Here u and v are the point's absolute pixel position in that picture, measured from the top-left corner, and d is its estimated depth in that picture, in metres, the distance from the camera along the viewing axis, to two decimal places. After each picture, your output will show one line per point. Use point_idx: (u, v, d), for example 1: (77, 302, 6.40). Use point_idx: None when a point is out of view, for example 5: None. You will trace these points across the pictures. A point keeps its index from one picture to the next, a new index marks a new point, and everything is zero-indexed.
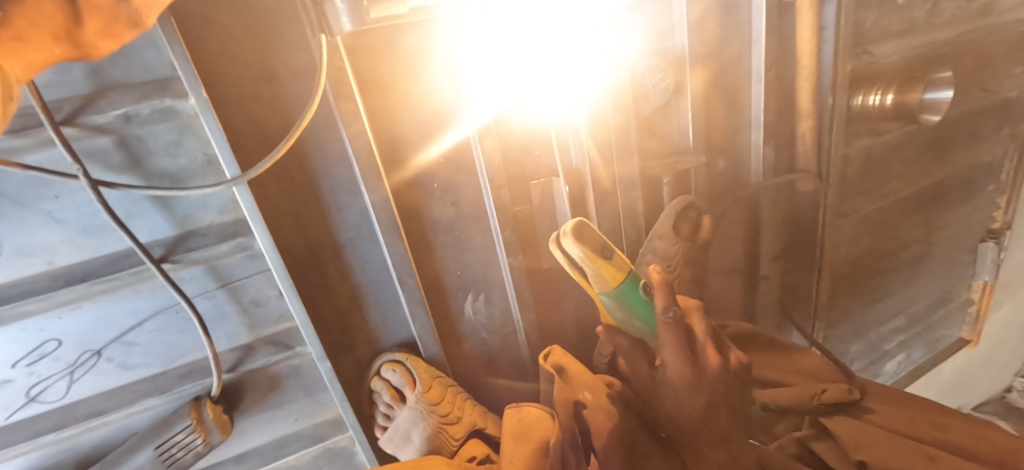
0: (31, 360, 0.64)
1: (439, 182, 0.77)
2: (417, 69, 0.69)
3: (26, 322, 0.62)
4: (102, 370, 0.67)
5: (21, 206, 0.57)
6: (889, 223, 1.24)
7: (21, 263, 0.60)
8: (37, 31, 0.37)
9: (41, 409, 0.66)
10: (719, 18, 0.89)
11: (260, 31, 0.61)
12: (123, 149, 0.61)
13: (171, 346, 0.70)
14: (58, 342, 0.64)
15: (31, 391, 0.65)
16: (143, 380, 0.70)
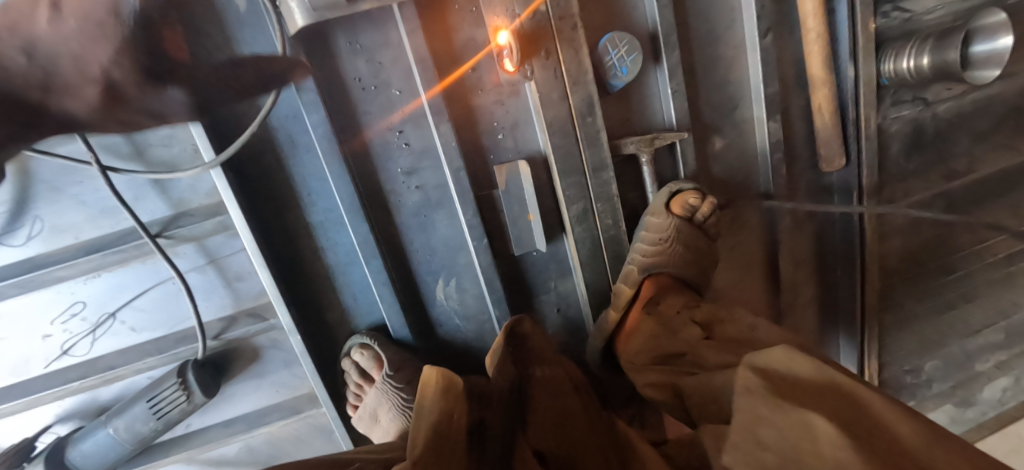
0: (66, 318, 0.77)
1: (403, 167, 0.80)
2: (375, 59, 0.75)
3: (61, 286, 0.76)
4: (116, 331, 0.79)
5: (55, 190, 0.71)
6: (958, 211, 1.04)
7: (57, 237, 0.73)
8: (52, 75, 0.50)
9: (71, 362, 0.79)
10: None
11: (232, 35, 0.71)
12: (129, 141, 0.73)
13: (171, 313, 0.80)
14: (84, 305, 0.77)
15: (64, 345, 0.78)
16: (149, 343, 0.80)
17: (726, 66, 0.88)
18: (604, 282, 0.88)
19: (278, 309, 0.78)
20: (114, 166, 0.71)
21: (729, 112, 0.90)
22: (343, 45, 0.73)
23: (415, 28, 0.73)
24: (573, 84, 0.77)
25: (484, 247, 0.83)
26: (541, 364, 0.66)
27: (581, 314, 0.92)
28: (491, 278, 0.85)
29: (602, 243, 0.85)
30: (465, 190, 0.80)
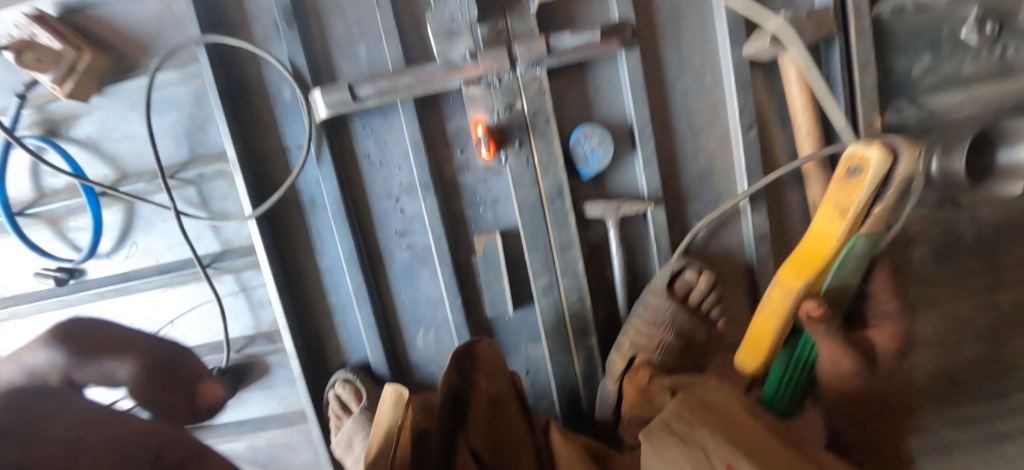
0: (141, 318, 1.00)
1: (397, 229, 0.94)
2: (382, 140, 0.90)
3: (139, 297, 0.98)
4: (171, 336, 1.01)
5: (145, 224, 0.95)
6: (983, 325, 0.95)
7: (146, 260, 0.96)
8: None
9: (142, 355, 1.03)
10: (680, 81, 0.89)
11: (275, 118, 0.90)
12: (199, 194, 0.93)
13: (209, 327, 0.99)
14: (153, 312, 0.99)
15: (137, 342, 1.02)
16: (194, 347, 1.01)
17: (707, 158, 0.91)
18: (568, 351, 0.94)
19: (284, 336, 0.95)
20: (185, 212, 0.92)
21: (710, 202, 0.93)
22: (358, 129, 0.90)
23: (413, 118, 0.87)
24: (544, 170, 0.86)
25: (458, 305, 0.94)
26: (488, 376, 0.78)
27: (547, 379, 0.97)
28: (463, 333, 0.95)
29: (566, 314, 0.91)
30: (445, 253, 0.92)
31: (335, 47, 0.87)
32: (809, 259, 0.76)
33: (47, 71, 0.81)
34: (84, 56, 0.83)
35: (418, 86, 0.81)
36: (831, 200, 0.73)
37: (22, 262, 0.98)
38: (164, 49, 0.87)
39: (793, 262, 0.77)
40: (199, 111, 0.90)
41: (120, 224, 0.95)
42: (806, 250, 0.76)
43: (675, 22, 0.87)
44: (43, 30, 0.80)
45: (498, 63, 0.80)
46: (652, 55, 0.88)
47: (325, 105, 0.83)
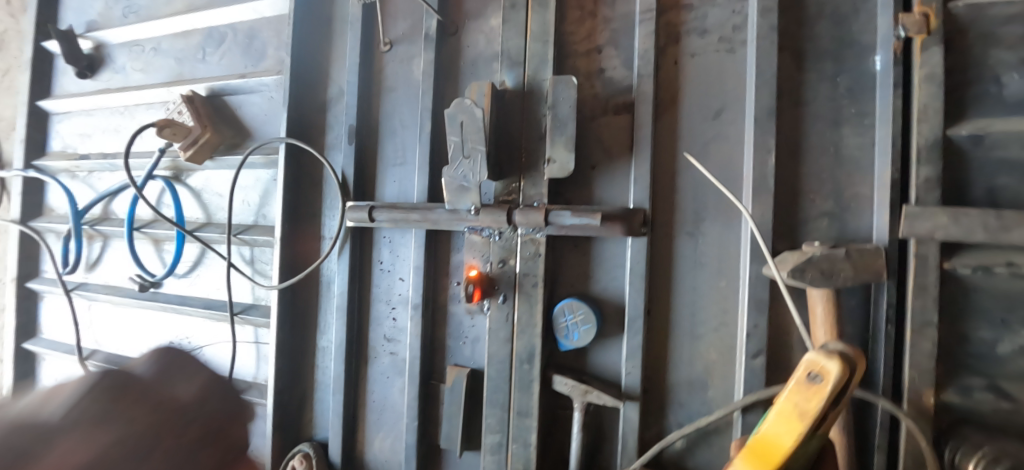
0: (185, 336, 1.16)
1: (386, 333, 0.99)
2: (395, 253, 0.98)
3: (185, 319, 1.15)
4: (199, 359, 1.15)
5: (208, 265, 1.13)
6: None
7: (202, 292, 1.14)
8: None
9: None
10: (690, 277, 0.82)
11: (320, 208, 1.04)
12: (251, 253, 1.10)
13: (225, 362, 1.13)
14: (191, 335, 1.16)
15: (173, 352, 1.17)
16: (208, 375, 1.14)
17: (704, 366, 0.82)
18: None
19: (269, 395, 1.04)
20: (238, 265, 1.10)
21: (697, 414, 0.82)
22: (378, 238, 0.99)
23: (420, 243, 0.93)
24: (519, 331, 0.85)
25: (414, 426, 0.95)
26: None
27: None
28: (411, 454, 0.95)
29: None
30: (415, 374, 0.94)
31: (382, 165, 1.00)
32: (763, 461, 0.54)
33: (179, 141, 1.05)
34: (207, 133, 1.06)
35: (428, 222, 0.89)
36: (786, 398, 0.55)
37: (123, 264, 1.23)
38: (263, 138, 1.07)
39: (744, 457, 0.56)
40: (271, 188, 1.08)
41: (194, 258, 1.15)
42: (757, 448, 0.55)
43: (695, 216, 0.82)
44: (187, 112, 1.06)
45: (496, 221, 0.84)
46: (664, 245, 0.83)
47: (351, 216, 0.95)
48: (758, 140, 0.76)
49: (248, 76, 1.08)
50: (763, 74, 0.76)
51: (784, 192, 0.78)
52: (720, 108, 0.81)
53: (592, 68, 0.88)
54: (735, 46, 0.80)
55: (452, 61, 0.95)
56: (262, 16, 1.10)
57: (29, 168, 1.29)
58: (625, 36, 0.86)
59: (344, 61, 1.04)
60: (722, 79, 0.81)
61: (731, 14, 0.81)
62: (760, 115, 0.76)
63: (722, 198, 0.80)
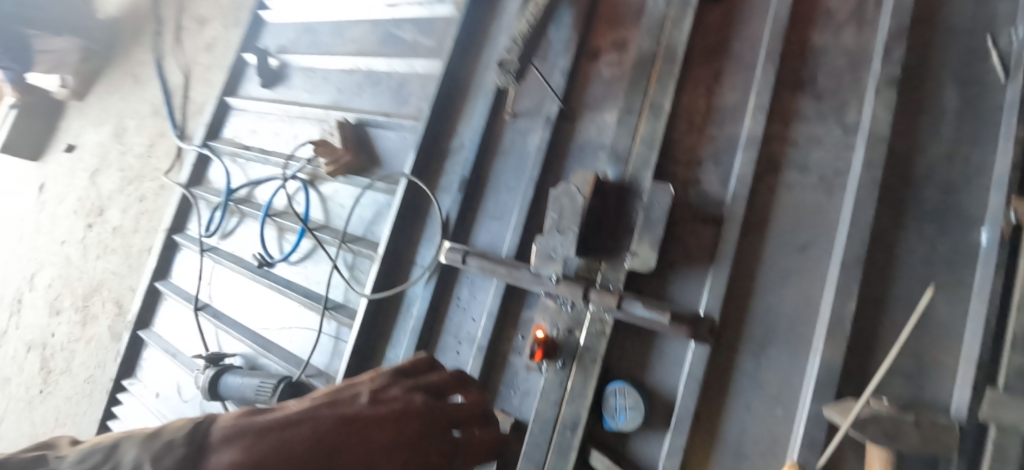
0: (279, 315, 1.31)
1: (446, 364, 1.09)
2: (474, 294, 1.08)
3: (286, 301, 1.30)
4: (285, 337, 1.29)
5: (315, 261, 1.29)
6: None
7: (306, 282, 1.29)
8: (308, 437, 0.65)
9: (265, 335, 1.32)
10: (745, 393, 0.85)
11: (419, 238, 1.18)
12: (353, 261, 1.24)
13: (305, 348, 1.25)
14: (286, 315, 1.30)
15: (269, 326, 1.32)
16: (288, 354, 1.26)
17: None
18: None
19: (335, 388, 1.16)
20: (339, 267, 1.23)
21: None
22: (462, 278, 1.10)
23: (498, 292, 1.03)
24: (569, 399, 0.91)
25: None
26: None
27: None
28: None
29: None
30: None
31: (482, 217, 1.12)
32: None
33: (327, 159, 1.25)
34: (349, 156, 1.24)
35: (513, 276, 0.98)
36: None
37: (249, 240, 1.43)
38: (390, 169, 1.25)
39: None
40: (385, 209, 1.23)
41: (305, 252, 1.31)
42: None
43: (763, 339, 0.85)
44: (338, 135, 1.27)
45: (572, 295, 0.91)
46: (726, 356, 0.88)
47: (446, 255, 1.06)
48: (842, 284, 0.78)
49: (392, 116, 1.27)
50: (858, 223, 0.79)
51: (858, 338, 0.79)
52: (807, 242, 0.85)
53: (688, 178, 0.97)
54: (833, 189, 0.85)
55: (564, 145, 1.09)
56: (416, 70, 1.30)
57: (205, 147, 1.58)
58: (726, 156, 0.94)
59: (471, 121, 1.19)
60: (816, 218, 0.85)
61: (834, 160, 0.86)
62: (848, 261, 0.79)
63: (792, 328, 0.83)
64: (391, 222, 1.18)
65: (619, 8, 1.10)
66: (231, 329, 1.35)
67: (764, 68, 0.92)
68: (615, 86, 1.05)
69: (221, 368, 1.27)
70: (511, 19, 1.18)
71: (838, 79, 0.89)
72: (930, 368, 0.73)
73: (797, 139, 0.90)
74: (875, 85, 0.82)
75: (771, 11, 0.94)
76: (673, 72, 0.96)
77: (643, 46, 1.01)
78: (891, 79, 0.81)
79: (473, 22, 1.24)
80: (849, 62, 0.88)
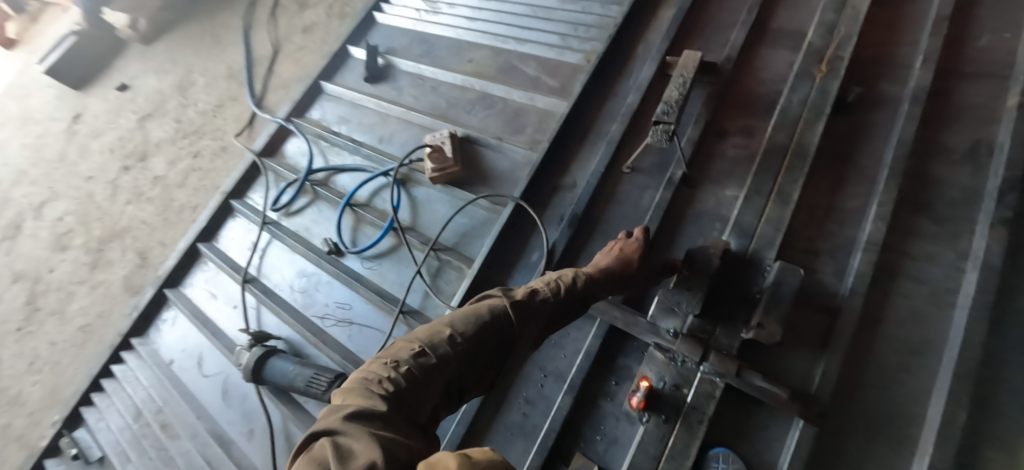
0: (343, 306, 1.25)
1: (527, 394, 1.07)
2: (570, 331, 1.08)
3: (353, 295, 1.25)
4: (343, 330, 1.22)
5: (396, 263, 1.25)
6: None
7: (378, 279, 1.26)
8: (613, 262, 0.87)
9: (319, 323, 1.25)
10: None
11: (515, 262, 1.18)
12: (437, 269, 1.22)
13: (366, 345, 1.18)
14: (349, 307, 1.25)
15: (325, 314, 1.26)
16: (344, 348, 1.20)
17: None
18: None
19: None
20: (421, 274, 1.20)
21: None
22: None
23: (599, 334, 1.04)
24: (670, 456, 0.90)
25: None
26: None
27: None
28: None
29: None
30: (546, 445, 0.98)
31: (586, 256, 1.14)
32: None
33: (434, 165, 1.26)
34: (455, 168, 1.27)
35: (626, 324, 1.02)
36: None
37: (320, 226, 1.40)
38: (494, 190, 1.26)
39: None
40: (481, 227, 1.23)
41: (383, 250, 1.28)
42: None
43: (869, 433, 0.90)
44: (450, 145, 1.28)
45: (690, 354, 0.93)
46: (834, 443, 0.91)
47: None
48: (952, 392, 0.86)
49: (505, 140, 1.29)
50: (970, 339, 0.89)
51: (963, 450, 0.84)
52: (920, 350, 0.93)
53: (807, 265, 1.03)
54: (944, 304, 0.94)
55: (682, 208, 1.12)
56: (535, 103, 1.33)
57: (290, 123, 1.57)
58: (843, 254, 1.01)
59: (586, 163, 1.22)
60: (927, 331, 0.94)
61: (945, 279, 0.96)
62: (959, 372, 0.87)
63: (899, 425, 0.90)
64: (492, 238, 1.18)
65: (751, 99, 1.20)
66: (281, 312, 1.28)
67: (889, 182, 1.02)
68: (741, 167, 1.12)
69: (267, 351, 1.18)
70: (642, 80, 1.24)
71: (952, 208, 1.01)
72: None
73: (914, 254, 1.00)
74: (988, 221, 0.95)
75: (896, 134, 1.05)
76: (803, 168, 1.03)
77: (778, 138, 1.08)
78: (1006, 219, 0.93)
79: (602, 74, 1.30)
80: (963, 198, 1.00)
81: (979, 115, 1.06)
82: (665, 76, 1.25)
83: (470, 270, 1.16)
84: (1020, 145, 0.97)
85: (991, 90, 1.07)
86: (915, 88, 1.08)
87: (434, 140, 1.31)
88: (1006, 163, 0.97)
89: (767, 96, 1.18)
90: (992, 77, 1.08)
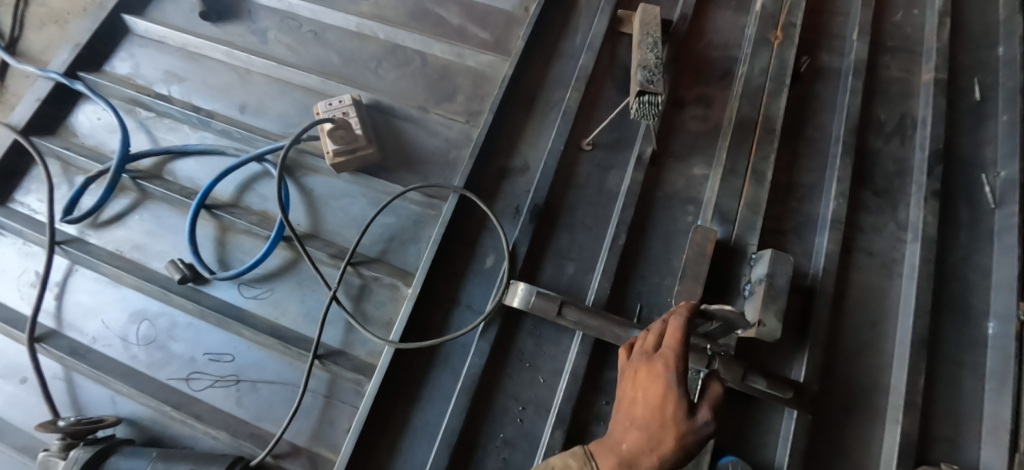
0: (220, 357, 0.90)
1: (505, 435, 0.84)
2: (544, 349, 0.88)
3: (235, 339, 0.91)
4: (227, 392, 0.88)
5: (296, 287, 0.93)
6: None
7: (270, 310, 0.92)
8: (640, 439, 0.61)
9: (185, 388, 0.89)
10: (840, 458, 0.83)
11: (464, 270, 0.92)
12: (359, 290, 0.92)
13: (269, 408, 0.87)
14: (232, 358, 0.90)
15: (192, 373, 0.89)
16: (235, 417, 0.86)
17: None
18: None
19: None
20: (341, 300, 0.91)
21: None
22: (528, 324, 0.89)
23: (585, 350, 0.85)
24: None
25: None
26: None
27: None
28: None
29: None
30: None
31: (551, 256, 0.93)
32: None
33: (337, 144, 0.92)
34: (368, 148, 0.94)
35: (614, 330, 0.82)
36: None
37: (161, 243, 0.97)
38: (425, 177, 0.97)
39: None
40: (412, 228, 0.95)
41: (273, 269, 0.95)
42: None
43: (844, 414, 0.85)
44: (356, 117, 0.94)
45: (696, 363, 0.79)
46: (832, 430, 0.84)
47: (528, 299, 0.84)
48: (913, 362, 0.84)
49: (432, 111, 1.01)
50: (921, 310, 0.86)
51: (943, 415, 0.85)
52: (877, 320, 0.89)
53: (777, 246, 0.93)
54: (892, 275, 0.91)
55: (653, 187, 0.96)
56: (464, 61, 1.05)
57: (76, 80, 1.02)
58: (810, 232, 0.93)
59: (540, 141, 0.99)
60: (879, 302, 0.90)
61: (890, 250, 0.93)
62: (916, 341, 0.85)
63: (862, 398, 0.86)
64: (433, 243, 0.90)
65: (704, 61, 1.04)
66: (109, 375, 0.88)
67: (844, 158, 0.94)
68: (706, 141, 0.98)
69: (101, 449, 0.80)
70: (594, 37, 1.03)
71: (888, 180, 0.96)
72: (971, 435, 0.84)
73: (861, 226, 0.95)
74: (922, 195, 0.92)
75: (843, 105, 0.97)
76: (774, 143, 0.92)
77: (749, 101, 0.95)
78: (936, 193, 0.91)
79: (542, 26, 1.06)
80: None
81: (898, 89, 1.02)
82: (618, 34, 1.06)
83: (409, 290, 0.89)
84: (942, 119, 0.95)
85: (904, 65, 1.04)
86: (856, 57, 1.00)
87: (332, 110, 0.95)
88: (930, 136, 0.94)
89: (724, 58, 1.05)
90: (909, 47, 1.05)
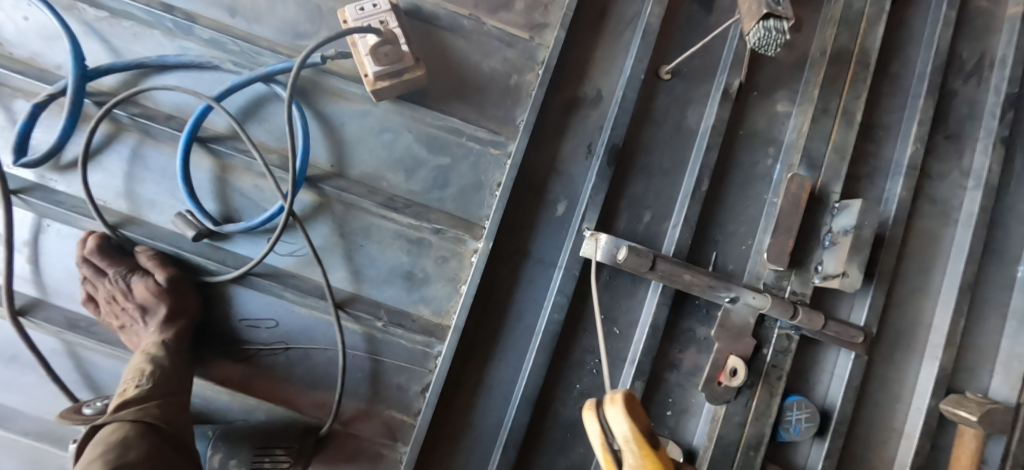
0: (260, 322, 0.79)
1: (581, 386, 0.84)
2: (621, 301, 0.85)
3: (275, 302, 0.79)
4: (274, 360, 0.80)
5: (342, 241, 0.81)
6: None
7: (313, 270, 0.80)
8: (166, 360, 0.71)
9: (227, 358, 0.80)
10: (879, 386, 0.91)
11: (533, 221, 0.83)
12: (415, 244, 0.82)
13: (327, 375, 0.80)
14: (274, 323, 0.79)
15: (231, 342, 0.80)
16: (290, 385, 0.80)
17: None
18: None
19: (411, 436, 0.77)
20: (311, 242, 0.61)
21: None
22: (603, 276, 0.85)
23: (665, 302, 0.82)
24: (755, 420, 0.81)
25: None
26: None
27: None
28: None
29: None
30: None
31: (625, 203, 0.85)
32: None
33: (379, 65, 0.73)
34: (415, 68, 0.76)
35: (700, 285, 0.79)
36: None
37: (157, 189, 0.78)
38: (481, 110, 0.83)
39: None
40: (470, 171, 0.83)
41: (308, 221, 0.80)
42: None
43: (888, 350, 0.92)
44: (399, 30, 0.75)
45: (781, 315, 0.80)
46: (876, 362, 0.90)
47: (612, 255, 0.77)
48: (957, 304, 0.87)
49: (485, 23, 0.83)
50: (972, 255, 0.88)
51: (972, 346, 0.92)
52: (929, 265, 0.91)
53: (849, 191, 0.90)
54: (947, 221, 0.92)
55: (733, 126, 0.88)
56: None
57: None
58: (882, 177, 0.90)
59: (612, 68, 0.85)
60: (932, 247, 0.92)
61: (949, 196, 0.92)
62: (964, 284, 0.87)
63: (906, 335, 0.91)
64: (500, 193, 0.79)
65: None
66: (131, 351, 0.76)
67: (928, 97, 0.88)
68: (791, 74, 0.90)
69: None
70: None
71: (959, 123, 0.93)
72: (986, 364, 0.91)
73: (930, 172, 0.93)
74: (989, 140, 0.89)
75: (933, 37, 0.90)
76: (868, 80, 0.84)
77: (843, 29, 0.86)
78: (1004, 139, 0.89)
79: None
80: None
81: (983, 21, 0.95)
82: None
83: (477, 245, 0.80)
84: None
85: None
86: None
87: (365, 17, 0.75)
88: (1009, 78, 0.89)
89: None
90: None
